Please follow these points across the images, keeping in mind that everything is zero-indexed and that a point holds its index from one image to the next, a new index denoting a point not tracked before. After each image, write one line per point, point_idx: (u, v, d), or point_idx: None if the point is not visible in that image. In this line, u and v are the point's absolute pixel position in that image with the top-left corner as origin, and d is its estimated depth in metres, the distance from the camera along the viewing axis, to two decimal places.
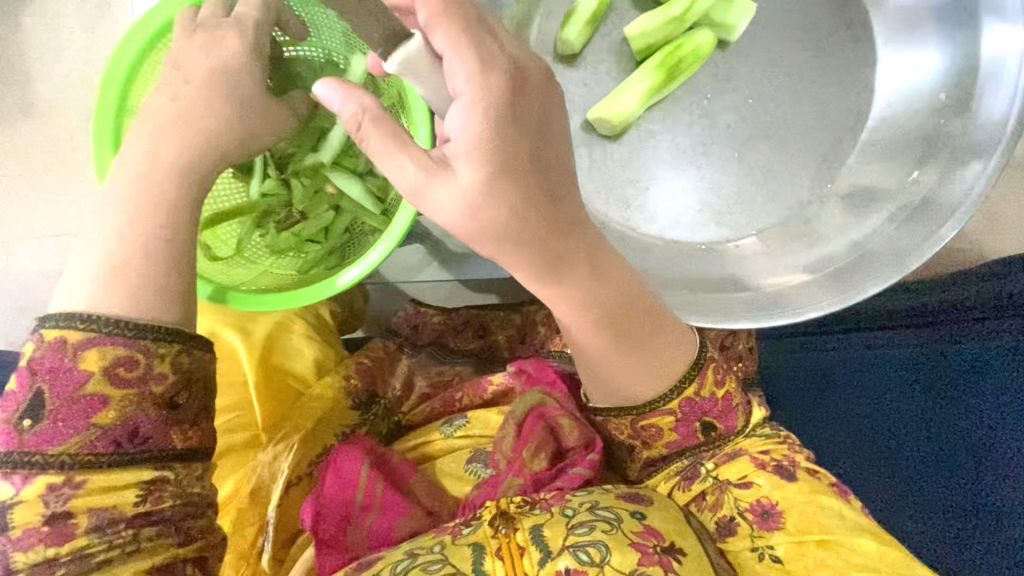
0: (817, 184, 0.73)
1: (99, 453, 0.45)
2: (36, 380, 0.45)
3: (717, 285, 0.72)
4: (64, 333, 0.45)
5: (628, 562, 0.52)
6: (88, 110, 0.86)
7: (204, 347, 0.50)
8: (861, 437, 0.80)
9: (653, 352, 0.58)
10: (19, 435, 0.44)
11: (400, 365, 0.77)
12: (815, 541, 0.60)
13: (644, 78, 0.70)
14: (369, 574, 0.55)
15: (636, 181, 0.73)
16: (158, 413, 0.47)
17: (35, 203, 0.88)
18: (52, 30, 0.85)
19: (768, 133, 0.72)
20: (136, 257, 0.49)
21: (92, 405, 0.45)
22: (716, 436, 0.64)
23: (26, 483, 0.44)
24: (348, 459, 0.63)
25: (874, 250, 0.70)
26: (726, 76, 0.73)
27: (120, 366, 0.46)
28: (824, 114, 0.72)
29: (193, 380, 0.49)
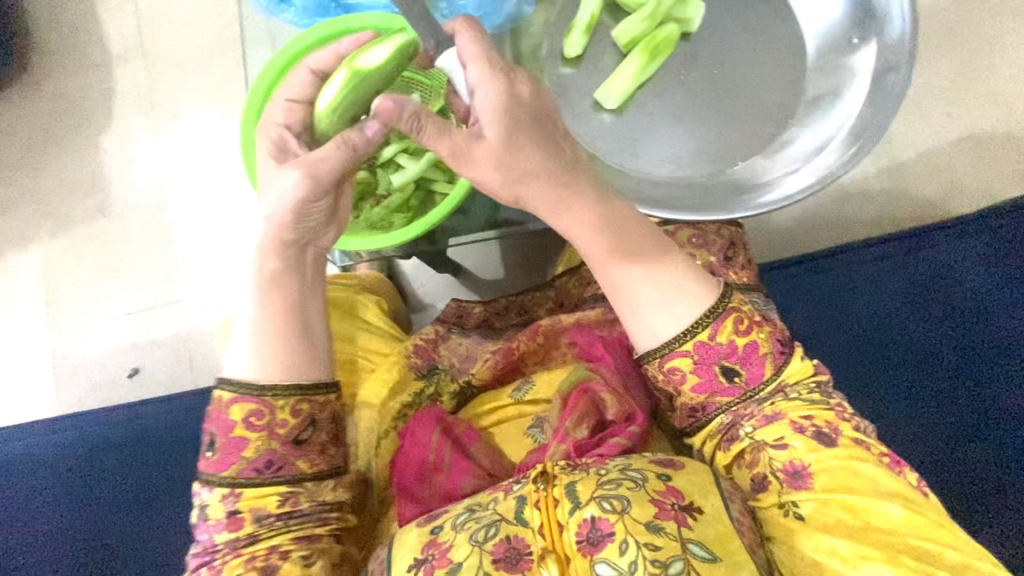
0: (779, 110, 0.81)
1: (250, 475, 0.63)
2: (209, 429, 0.65)
3: (706, 193, 0.76)
4: (225, 392, 0.65)
5: (646, 513, 0.57)
6: (121, 211, 1.24)
7: (324, 390, 0.67)
8: (859, 337, 1.04)
9: (681, 283, 0.66)
10: (203, 463, 0.64)
11: (453, 343, 0.88)
12: (840, 502, 0.60)
13: (632, 60, 0.79)
14: (433, 524, 0.65)
15: (632, 137, 0.80)
16: (288, 445, 0.64)
17: (90, 287, 1.23)
18: (119, 146, 1.24)
19: (734, 88, 0.81)
20: (277, 333, 0.67)
21: (241, 444, 0.63)
22: (748, 386, 0.66)
23: (210, 493, 0.63)
24: (422, 426, 0.77)
25: (835, 144, 0.79)
26: (693, 56, 0.83)
27: (253, 416, 0.64)
28: (770, 67, 0.82)
29: (313, 420, 0.66)
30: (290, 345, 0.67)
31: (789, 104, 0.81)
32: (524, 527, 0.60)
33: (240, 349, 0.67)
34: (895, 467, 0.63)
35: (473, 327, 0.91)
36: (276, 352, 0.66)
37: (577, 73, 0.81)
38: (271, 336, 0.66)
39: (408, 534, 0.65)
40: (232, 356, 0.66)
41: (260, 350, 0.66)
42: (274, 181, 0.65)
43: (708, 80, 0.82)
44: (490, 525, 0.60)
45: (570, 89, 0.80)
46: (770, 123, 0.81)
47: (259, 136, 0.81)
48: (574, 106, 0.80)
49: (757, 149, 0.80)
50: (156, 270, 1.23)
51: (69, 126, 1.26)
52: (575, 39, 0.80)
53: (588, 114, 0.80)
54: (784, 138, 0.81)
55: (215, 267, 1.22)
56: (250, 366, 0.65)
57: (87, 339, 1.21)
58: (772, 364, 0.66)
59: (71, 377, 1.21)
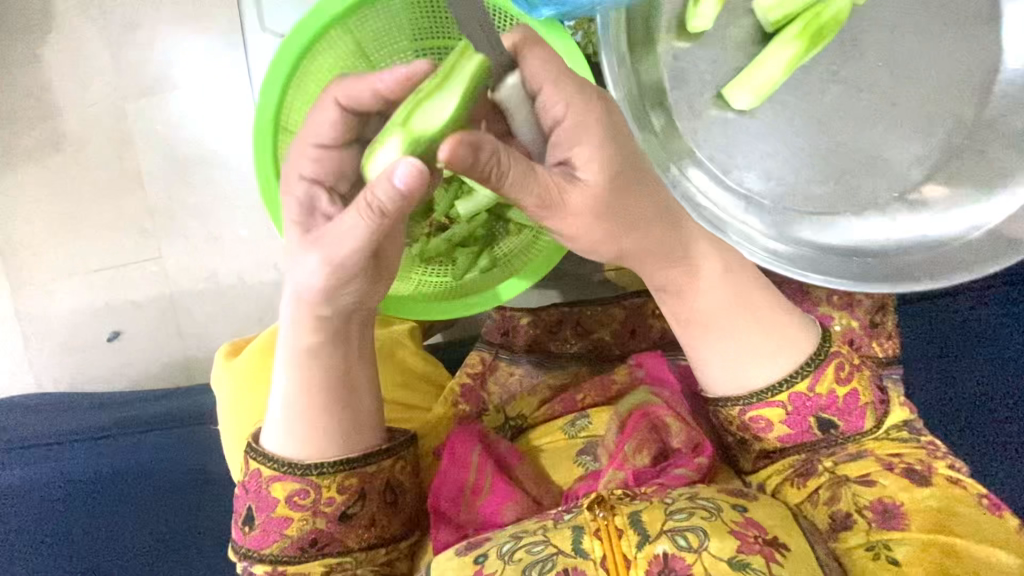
0: (930, 142, 0.66)
1: (293, 551, 0.62)
2: (247, 500, 0.63)
3: (822, 255, 0.65)
4: (263, 467, 0.62)
5: (728, 547, 0.53)
6: (112, 164, 1.14)
7: (366, 463, 0.64)
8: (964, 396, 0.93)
9: (776, 325, 0.64)
10: (244, 535, 0.63)
11: (499, 373, 0.81)
12: (941, 550, 0.56)
13: (788, 46, 0.67)
14: (476, 552, 0.59)
15: (758, 156, 0.68)
16: (334, 523, 0.63)
17: (79, 241, 1.16)
18: (94, 80, 1.11)
19: (902, 99, 0.66)
20: (316, 406, 0.62)
21: (283, 522, 0.62)
22: (839, 434, 0.64)
23: (252, 565, 0.63)
24: (462, 442, 0.71)
25: (1000, 202, 0.62)
26: (853, 42, 0.68)
27: (296, 495, 0.61)
28: (957, 70, 0.66)
29: (359, 497, 0.63)
30: (328, 423, 0.63)
31: (969, 121, 0.65)
32: (584, 560, 0.53)
33: (275, 422, 0.63)
34: (994, 510, 0.60)
35: (523, 350, 0.83)
36: (315, 431, 0.62)
37: (698, 48, 0.68)
38: (310, 413, 0.62)
39: (446, 564, 0.59)
40: (268, 424, 0.63)
41: (296, 429, 0.62)
42: (295, 261, 0.58)
43: (869, 74, 0.67)
44: (545, 558, 0.54)
45: (688, 70, 0.68)
46: (933, 147, 0.66)
47: (281, 117, 0.73)
48: (693, 97, 0.68)
49: (920, 179, 0.66)
50: (163, 218, 1.16)
51: (72, 26, 1.10)
52: (708, 11, 0.65)
53: (705, 108, 0.68)
54: (955, 167, 0.65)
55: (208, 235, 1.16)
56: (285, 445, 0.62)
57: (65, 287, 1.18)
58: (872, 416, 0.64)
59: (53, 327, 1.19)
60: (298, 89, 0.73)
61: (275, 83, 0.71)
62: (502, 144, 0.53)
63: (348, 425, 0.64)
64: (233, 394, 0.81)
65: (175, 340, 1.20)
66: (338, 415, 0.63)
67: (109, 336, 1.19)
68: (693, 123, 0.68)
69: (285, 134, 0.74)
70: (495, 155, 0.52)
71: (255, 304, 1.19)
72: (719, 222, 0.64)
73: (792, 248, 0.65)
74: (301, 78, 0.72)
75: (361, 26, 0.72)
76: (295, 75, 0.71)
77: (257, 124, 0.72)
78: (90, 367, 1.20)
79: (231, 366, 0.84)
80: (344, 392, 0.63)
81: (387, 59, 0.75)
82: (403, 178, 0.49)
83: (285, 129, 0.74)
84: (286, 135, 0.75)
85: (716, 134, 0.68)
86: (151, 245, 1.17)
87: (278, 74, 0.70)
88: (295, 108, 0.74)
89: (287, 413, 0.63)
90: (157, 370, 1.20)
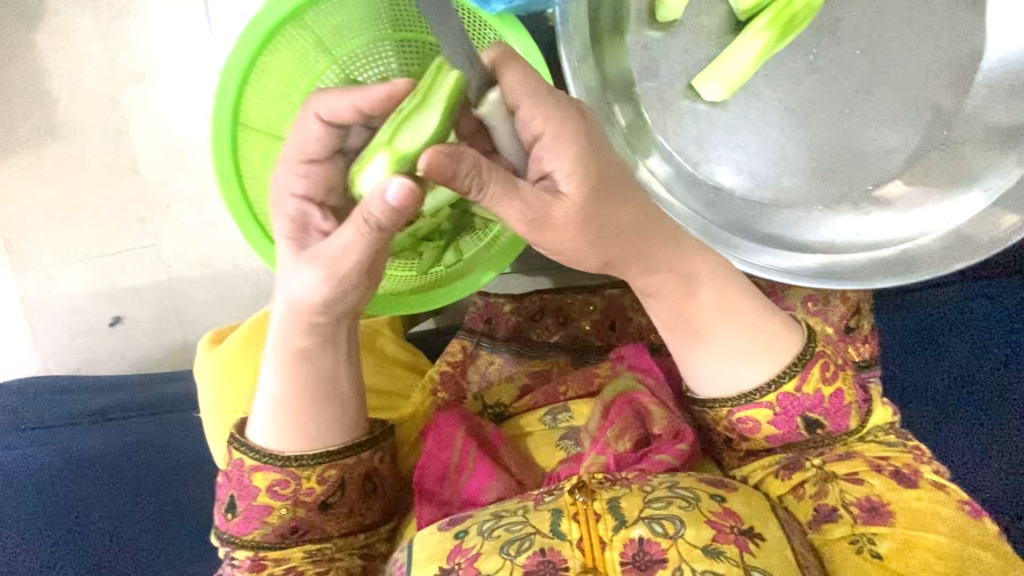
0: (897, 138, 0.73)
1: (274, 536, 0.65)
2: (229, 488, 0.65)
3: (792, 250, 0.74)
4: (244, 456, 0.64)
5: (702, 536, 0.54)
6: (106, 149, 1.15)
7: (346, 454, 0.66)
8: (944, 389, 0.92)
9: (758, 328, 0.64)
10: (227, 521, 0.65)
11: (479, 360, 0.84)
12: (926, 548, 0.58)
13: (759, 36, 0.71)
14: (459, 527, 0.60)
15: (733, 146, 0.74)
16: (314, 511, 0.65)
17: (78, 226, 1.17)
18: (82, 64, 1.12)
19: (871, 89, 0.72)
20: (302, 409, 0.64)
21: (264, 511, 0.64)
22: (826, 435, 0.64)
23: (234, 549, 0.65)
24: (448, 425, 0.73)
25: (943, 206, 0.72)
26: (832, 30, 0.73)
27: (277, 484, 0.64)
28: (932, 67, 0.72)
29: (338, 486, 0.66)
30: (312, 420, 0.65)
31: (946, 116, 0.73)
32: (561, 541, 0.55)
33: (261, 417, 0.65)
34: (974, 515, 0.61)
35: (502, 339, 0.85)
36: (300, 428, 0.64)
37: (670, 39, 0.74)
38: (295, 410, 0.64)
39: (429, 539, 0.61)
40: (255, 421, 0.65)
41: (282, 426, 0.64)
42: (293, 273, 0.60)
43: (850, 61, 0.72)
44: (522, 537, 0.56)
45: (660, 62, 0.74)
46: (913, 140, 0.73)
47: (239, 114, 0.75)
48: (664, 90, 0.74)
49: (892, 172, 0.74)
50: (157, 205, 1.16)
51: (62, 9, 1.10)
52: (678, 3, 0.70)
53: (677, 100, 0.74)
54: (928, 164, 0.73)
55: (202, 226, 1.17)
56: (270, 438, 0.65)
57: (65, 271, 1.18)
58: (857, 416, 0.64)
59: (51, 313, 1.20)
60: (257, 86, 0.75)
61: (231, 79, 0.73)
62: (484, 158, 0.52)
63: (332, 421, 0.66)
64: (217, 378, 0.84)
65: (175, 323, 1.21)
66: (322, 413, 0.65)
67: (111, 321, 1.20)
68: (666, 114, 0.74)
69: (246, 131, 0.76)
70: (475, 168, 0.51)
71: (251, 288, 1.20)
72: (692, 219, 0.73)
73: (759, 242, 0.74)
74: (257, 73, 0.74)
75: (319, 22, 0.74)
76: (252, 69, 0.73)
77: (215, 118, 0.74)
78: (89, 354, 1.21)
79: (214, 355, 0.85)
80: (331, 398, 0.65)
81: (347, 55, 0.76)
82: (395, 197, 0.50)
83: (245, 125, 0.76)
84: (246, 132, 0.76)
85: (692, 127, 0.75)
86: (149, 231, 1.17)
87: (233, 70, 0.72)
88: (257, 106, 0.76)
89: (273, 409, 0.65)
90: (159, 353, 1.22)
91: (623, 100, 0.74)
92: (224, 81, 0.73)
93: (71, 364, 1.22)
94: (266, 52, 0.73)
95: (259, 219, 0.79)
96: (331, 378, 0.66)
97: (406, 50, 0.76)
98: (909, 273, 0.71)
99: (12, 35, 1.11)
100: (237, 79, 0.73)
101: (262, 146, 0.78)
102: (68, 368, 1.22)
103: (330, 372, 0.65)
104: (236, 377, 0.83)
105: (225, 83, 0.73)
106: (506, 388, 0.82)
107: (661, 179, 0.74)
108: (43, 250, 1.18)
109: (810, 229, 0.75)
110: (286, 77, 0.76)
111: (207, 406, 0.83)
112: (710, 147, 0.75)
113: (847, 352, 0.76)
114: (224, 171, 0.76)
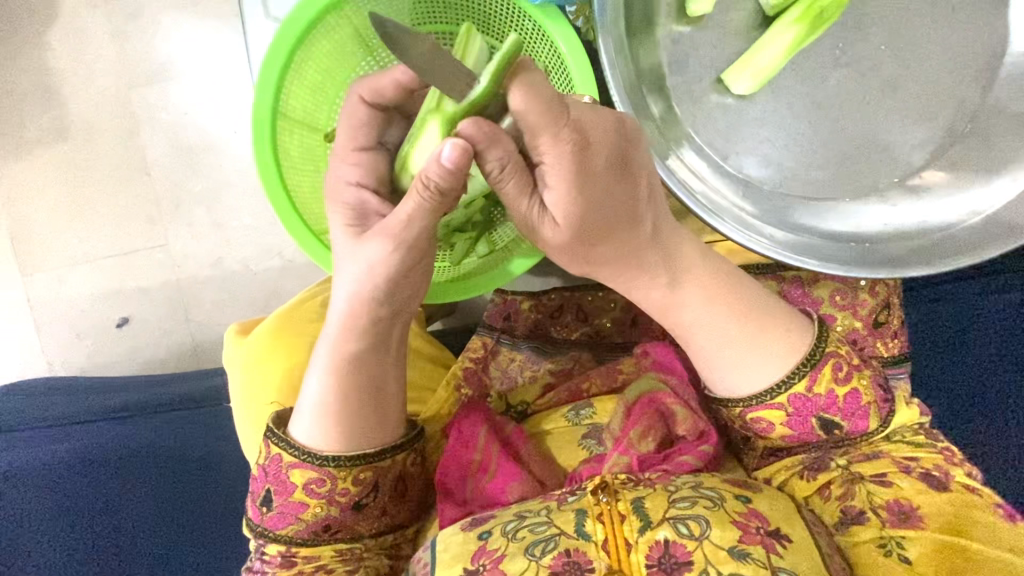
0: (928, 131, 0.72)
1: (307, 533, 0.65)
2: (265, 482, 0.65)
3: (824, 243, 0.71)
4: (283, 452, 0.64)
5: (729, 537, 0.53)
6: (119, 148, 1.15)
7: (382, 457, 0.66)
8: (953, 388, 0.94)
9: (767, 325, 0.63)
10: (261, 513, 0.65)
11: (500, 357, 0.84)
12: (957, 551, 0.56)
13: (788, 31, 0.70)
14: (481, 528, 0.60)
15: (761, 139, 0.73)
16: (348, 511, 0.65)
17: (88, 225, 1.17)
18: (97, 61, 1.12)
19: (900, 82, 0.71)
20: (348, 408, 0.64)
21: (299, 507, 0.64)
22: (843, 436, 0.64)
23: (267, 542, 0.65)
24: (470, 424, 0.73)
25: (975, 195, 0.71)
26: (857, 24, 0.71)
27: (314, 483, 0.64)
28: (958, 61, 0.71)
29: (372, 488, 0.66)
30: (358, 420, 0.64)
31: (972, 110, 0.72)
32: (586, 541, 0.55)
33: (306, 412, 0.64)
34: (1009, 519, 0.59)
35: (523, 336, 0.85)
36: (345, 427, 0.64)
37: (698, 34, 0.73)
38: (343, 408, 0.64)
39: (452, 538, 0.61)
40: (299, 418, 0.64)
41: (327, 424, 0.64)
42: (350, 263, 0.59)
43: (874, 57, 0.71)
44: (548, 538, 0.56)
45: (688, 56, 0.73)
46: (939, 133, 0.72)
47: (279, 103, 0.73)
48: (692, 83, 0.73)
49: (920, 164, 0.73)
50: (170, 205, 1.17)
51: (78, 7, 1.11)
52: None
53: (705, 94, 0.74)
54: (956, 155, 0.72)
55: (214, 225, 1.17)
56: (314, 435, 0.64)
57: (74, 273, 1.19)
58: (876, 415, 0.64)
59: (61, 312, 1.20)
60: (296, 75, 0.74)
61: (273, 67, 0.71)
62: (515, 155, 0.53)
63: (375, 421, 0.65)
64: (245, 370, 0.84)
65: (184, 324, 1.21)
66: (368, 410, 0.65)
67: (118, 323, 1.20)
68: (693, 108, 0.74)
69: (284, 121, 0.75)
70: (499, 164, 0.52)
71: (261, 289, 1.20)
72: (724, 210, 0.71)
73: (793, 233, 0.72)
74: (297, 62, 0.73)
75: (358, 11, 0.73)
76: (293, 58, 0.72)
77: (256, 107, 0.72)
78: (99, 354, 1.21)
79: (245, 343, 0.87)
80: (377, 398, 0.65)
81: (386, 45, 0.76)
82: (449, 157, 0.49)
83: (284, 115, 0.75)
84: (284, 122, 0.75)
85: (720, 120, 0.74)
86: (160, 231, 1.18)
87: (276, 59, 0.71)
88: (294, 95, 0.75)
89: (320, 406, 0.64)
90: (166, 355, 1.22)
91: (656, 92, 0.73)
92: (266, 68, 0.71)
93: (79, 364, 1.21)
94: (308, 41, 0.72)
95: (300, 212, 0.77)
96: (379, 377, 0.65)
97: None
98: (945, 261, 0.69)
99: (24, 35, 1.11)
100: (279, 67, 0.71)
101: (298, 136, 0.77)
102: (76, 369, 1.22)
103: (377, 371, 0.65)
104: (265, 367, 0.83)
105: (266, 73, 0.71)
106: (529, 386, 0.82)
107: (696, 171, 0.73)
108: (53, 249, 1.18)
109: (843, 220, 0.73)
110: (323, 67, 0.75)
111: (237, 397, 0.83)
112: (738, 140, 0.74)
113: (874, 346, 0.74)
114: (265, 160, 0.74)
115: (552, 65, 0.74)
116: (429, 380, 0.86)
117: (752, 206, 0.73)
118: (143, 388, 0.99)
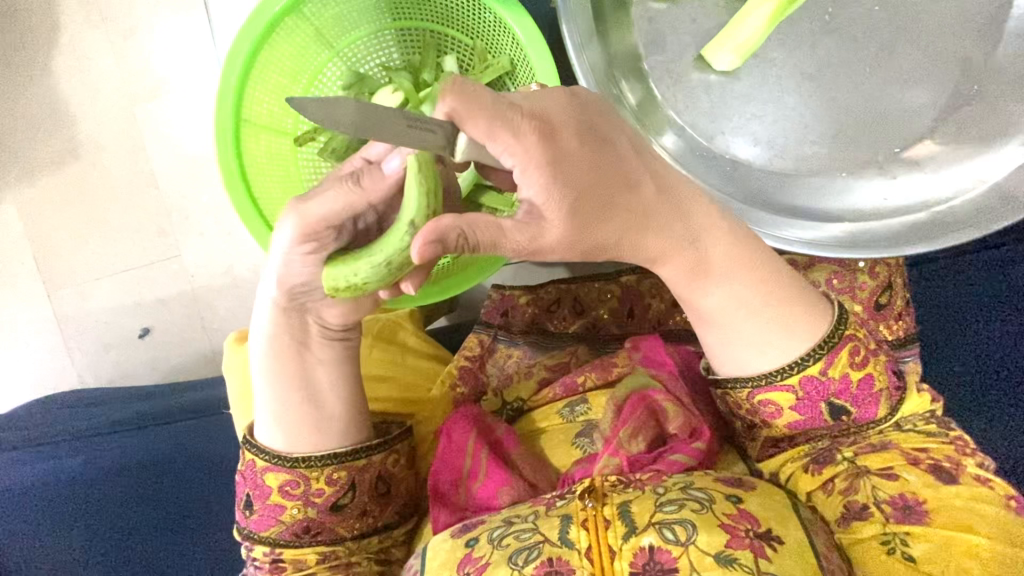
0: (930, 93, 0.67)
1: (291, 537, 0.65)
2: (245, 487, 0.66)
3: (814, 225, 0.69)
4: (255, 458, 0.65)
5: (715, 543, 0.51)
6: (119, 161, 1.16)
7: (351, 454, 0.66)
8: (972, 370, 0.92)
9: (781, 300, 0.61)
10: (246, 518, 0.66)
11: (496, 356, 0.83)
12: (961, 549, 0.54)
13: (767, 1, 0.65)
14: (470, 537, 0.59)
15: (746, 114, 0.70)
16: (325, 512, 0.65)
17: (101, 241, 1.19)
18: (90, 75, 1.13)
19: (895, 44, 0.67)
20: (303, 404, 0.66)
21: (277, 509, 0.64)
22: (851, 423, 0.63)
23: (253, 545, 0.65)
24: (459, 428, 0.72)
25: (976, 162, 0.66)
26: None
27: (288, 485, 0.64)
28: (960, 17, 0.66)
29: (348, 492, 0.66)
30: (309, 412, 0.66)
31: (977, 69, 0.66)
32: (569, 550, 0.53)
33: (263, 415, 0.67)
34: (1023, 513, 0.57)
35: (520, 332, 0.84)
36: (299, 420, 0.66)
37: (676, 11, 0.70)
38: (289, 402, 0.66)
39: (441, 546, 0.59)
40: (259, 419, 0.67)
41: (280, 420, 0.66)
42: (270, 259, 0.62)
43: (867, 20, 0.67)
44: (531, 546, 0.54)
45: (665, 34, 0.70)
46: (942, 96, 0.67)
47: (243, 111, 0.73)
48: (672, 63, 0.70)
49: (923, 129, 0.68)
50: (179, 216, 1.18)
51: (70, 25, 1.12)
52: None
53: (685, 73, 0.70)
54: (961, 121, 0.67)
55: (220, 232, 1.18)
56: (274, 436, 0.66)
57: (95, 287, 1.21)
58: (886, 402, 0.62)
59: (84, 327, 1.22)
60: (259, 81, 0.73)
61: (232, 75, 0.71)
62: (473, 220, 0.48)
63: (327, 414, 0.66)
64: (242, 378, 0.85)
65: (202, 332, 1.23)
66: (315, 401, 0.66)
67: (141, 333, 1.23)
68: (672, 90, 0.70)
69: (250, 127, 0.74)
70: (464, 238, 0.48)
71: None
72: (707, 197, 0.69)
73: (780, 217, 0.69)
74: (258, 69, 0.72)
75: (318, 13, 0.73)
76: (255, 63, 0.72)
77: (219, 114, 0.71)
78: (124, 365, 1.24)
79: (241, 352, 0.87)
80: (321, 395, 0.67)
81: (348, 44, 0.77)
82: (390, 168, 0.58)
83: (249, 121, 0.74)
84: (250, 129, 0.74)
85: (704, 99, 0.70)
86: (171, 243, 1.19)
87: (235, 63, 0.70)
88: (258, 101, 0.74)
89: (270, 404, 0.66)
90: (188, 363, 1.24)
91: (631, 76, 0.70)
92: (226, 77, 0.70)
93: (105, 376, 1.24)
94: (267, 46, 0.71)
95: (265, 217, 0.75)
96: (314, 371, 0.67)
97: (405, 39, 0.79)
98: (942, 238, 0.65)
99: (26, 58, 1.13)
100: (240, 72, 0.71)
101: (266, 142, 0.76)
102: (104, 380, 1.24)
103: (309, 365, 0.67)
104: None
105: (226, 80, 0.71)
106: (526, 383, 0.81)
107: (672, 154, 0.70)
108: (72, 266, 1.20)
109: (834, 197, 0.70)
110: (288, 71, 0.75)
111: (238, 403, 0.84)
112: (725, 119, 0.70)
113: (878, 330, 0.71)
114: (229, 170, 0.73)
115: (518, 57, 0.73)
116: (425, 378, 0.84)
117: (736, 191, 0.70)
118: (156, 398, 0.99)
